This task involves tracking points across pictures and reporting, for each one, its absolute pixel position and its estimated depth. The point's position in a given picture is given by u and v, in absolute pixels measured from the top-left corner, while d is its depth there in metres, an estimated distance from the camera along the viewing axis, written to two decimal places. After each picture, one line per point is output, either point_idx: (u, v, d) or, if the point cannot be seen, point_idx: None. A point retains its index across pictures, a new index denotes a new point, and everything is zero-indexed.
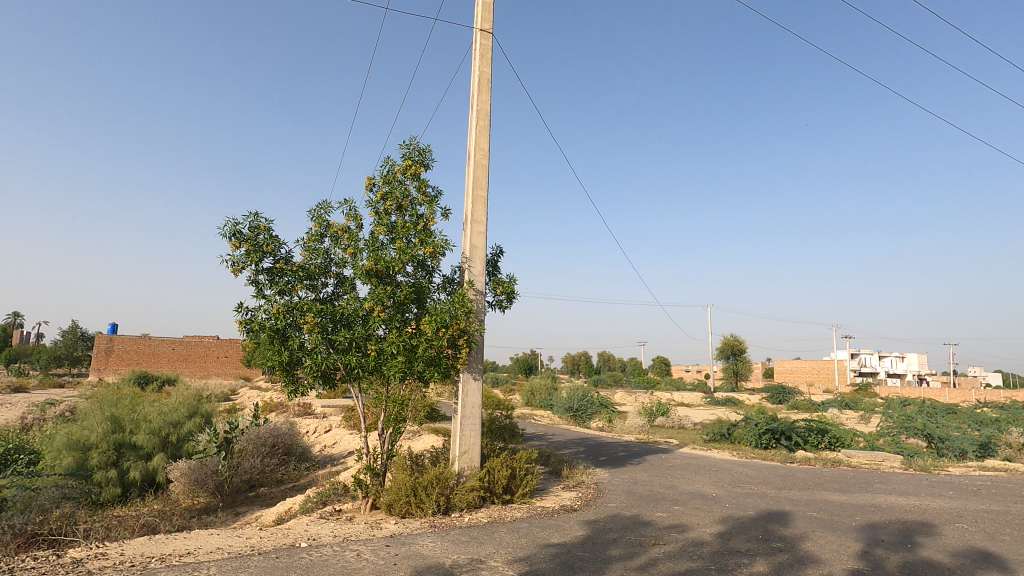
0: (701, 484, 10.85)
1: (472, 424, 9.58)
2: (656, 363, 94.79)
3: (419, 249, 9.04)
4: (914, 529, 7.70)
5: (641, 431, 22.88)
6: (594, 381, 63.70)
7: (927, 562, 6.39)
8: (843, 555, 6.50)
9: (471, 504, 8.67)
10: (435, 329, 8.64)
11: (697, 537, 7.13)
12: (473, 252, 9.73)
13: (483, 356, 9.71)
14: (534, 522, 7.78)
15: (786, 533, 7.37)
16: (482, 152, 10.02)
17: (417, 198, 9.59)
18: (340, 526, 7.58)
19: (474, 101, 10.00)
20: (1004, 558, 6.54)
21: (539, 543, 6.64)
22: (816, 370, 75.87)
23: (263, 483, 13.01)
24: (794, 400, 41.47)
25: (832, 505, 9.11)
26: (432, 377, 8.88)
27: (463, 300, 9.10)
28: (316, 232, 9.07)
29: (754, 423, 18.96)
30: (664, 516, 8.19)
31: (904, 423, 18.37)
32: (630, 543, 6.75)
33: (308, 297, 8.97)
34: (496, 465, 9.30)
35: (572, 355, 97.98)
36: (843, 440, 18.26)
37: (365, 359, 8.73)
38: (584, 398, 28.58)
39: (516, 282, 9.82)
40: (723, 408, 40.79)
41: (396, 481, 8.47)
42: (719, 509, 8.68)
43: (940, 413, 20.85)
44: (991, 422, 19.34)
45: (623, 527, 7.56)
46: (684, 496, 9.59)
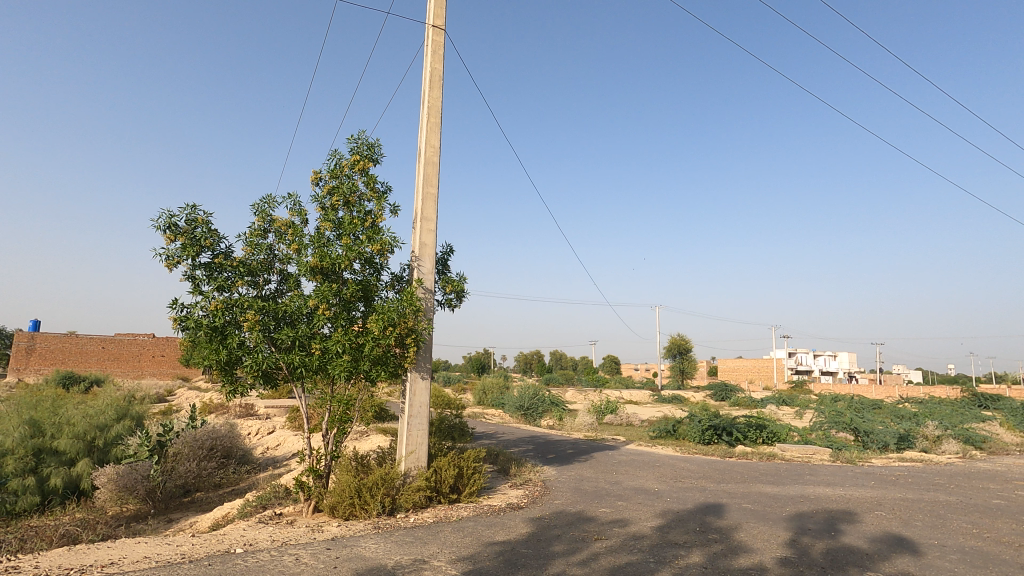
0: (644, 479, 11.15)
1: (419, 424, 9.49)
2: (606, 363, 97.04)
3: (366, 246, 8.97)
4: (838, 517, 8.18)
5: (589, 429, 23.28)
6: (546, 381, 64.26)
7: (848, 547, 6.80)
8: (773, 544, 6.83)
9: (417, 504, 8.62)
10: (382, 328, 8.59)
11: (638, 531, 7.34)
12: (423, 251, 9.67)
13: (432, 355, 9.65)
14: (480, 521, 7.77)
15: (721, 524, 7.69)
16: (432, 149, 9.98)
17: (365, 194, 9.49)
18: (279, 530, 7.34)
19: (425, 99, 9.95)
20: (915, 542, 7.06)
21: (484, 542, 6.64)
22: (756, 369, 79.42)
23: (199, 488, 12.44)
24: (735, 398, 43.22)
25: (766, 497, 9.56)
26: (379, 376, 8.82)
27: (412, 298, 9.04)
28: (259, 227, 8.81)
29: (698, 420, 19.68)
30: (608, 511, 8.37)
31: (834, 419, 19.75)
32: (573, 539, 6.86)
33: (249, 294, 8.67)
34: (443, 464, 9.27)
35: (525, 355, 98.63)
36: (779, 435, 19.36)
37: (309, 360, 8.53)
38: (534, 398, 28.81)
39: (465, 281, 9.88)
40: (670, 408, 39.56)
41: (340, 483, 8.32)
42: (660, 504, 8.96)
43: (865, 408, 22.28)
44: (910, 416, 20.81)
45: (567, 522, 7.69)
46: (627, 492, 9.82)
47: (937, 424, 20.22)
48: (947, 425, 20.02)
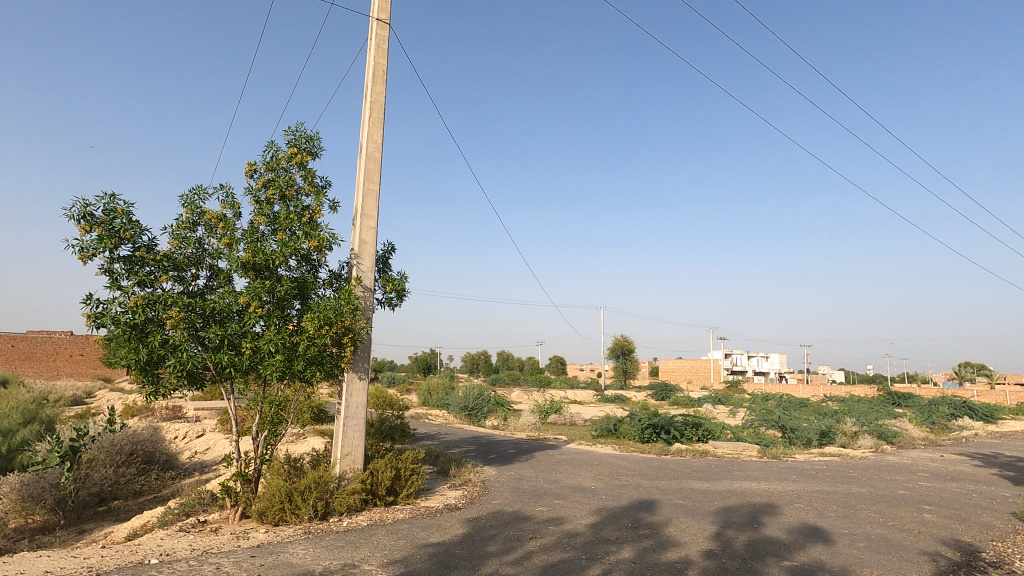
0: (582, 477, 11.35)
1: (356, 425, 9.28)
2: (552, 363, 98.25)
3: (303, 242, 8.67)
4: (760, 510, 8.61)
5: (533, 429, 23.49)
6: (493, 381, 64.38)
7: (767, 539, 7.18)
8: (699, 537, 7.11)
9: (352, 508, 8.42)
10: (318, 327, 8.33)
11: (572, 529, 7.46)
12: (363, 248, 9.46)
13: (370, 355, 9.45)
14: (415, 523, 7.67)
15: (652, 520, 7.94)
16: (374, 144, 9.78)
17: (303, 188, 9.19)
18: (201, 538, 6.99)
19: (367, 92, 9.72)
20: (828, 531, 7.53)
21: (418, 544, 6.57)
22: (694, 369, 82.54)
23: (117, 496, 11.65)
24: (673, 398, 44.78)
25: (696, 492, 9.94)
26: (314, 377, 8.55)
27: (351, 297, 8.83)
28: (187, 219, 8.36)
29: (638, 419, 20.23)
30: (544, 510, 8.46)
31: (764, 417, 20.82)
32: (508, 539, 6.88)
33: (174, 290, 8.21)
34: (380, 466, 9.10)
35: (472, 355, 98.35)
36: (713, 432, 20.19)
37: (239, 360, 8.17)
38: (478, 398, 28.76)
39: (406, 279, 9.74)
40: (610, 408, 40.29)
41: (270, 487, 8.01)
42: (596, 501, 9.14)
43: (792, 406, 23.60)
44: (831, 414, 22.21)
45: (503, 522, 7.71)
46: (565, 490, 9.97)
47: (855, 420, 21.68)
48: (863, 422, 21.48)
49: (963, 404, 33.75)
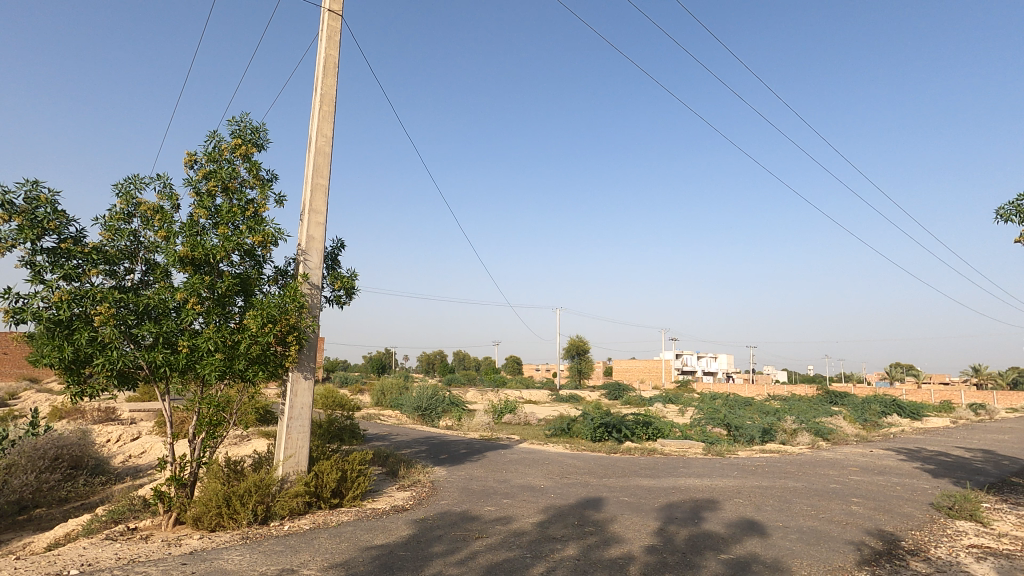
0: (532, 476, 11.42)
1: (300, 426, 9.01)
2: (509, 363, 98.49)
3: (246, 236, 8.36)
4: (702, 505, 8.89)
5: (486, 429, 23.47)
6: (448, 381, 63.99)
7: (707, 533, 7.41)
8: (642, 533, 7.27)
9: (294, 511, 8.18)
10: (261, 325, 8.05)
11: (519, 527, 7.48)
12: (310, 244, 9.20)
13: (317, 354, 9.21)
14: (360, 525, 7.53)
15: (598, 517, 8.06)
16: (324, 138, 9.54)
17: (247, 181, 8.87)
18: (128, 547, 6.62)
19: (317, 84, 9.46)
20: (763, 525, 7.85)
21: (361, 547, 6.44)
22: (647, 369, 84.51)
23: (39, 504, 10.91)
24: (626, 397, 45.69)
25: (642, 489, 10.17)
26: (256, 376, 8.26)
27: (296, 294, 8.57)
28: (120, 210, 7.91)
29: (590, 418, 20.52)
30: (492, 510, 8.45)
31: (711, 415, 21.51)
32: (454, 539, 6.84)
33: (104, 284, 7.76)
34: (325, 468, 8.86)
35: (427, 355, 97.43)
36: (662, 430, 20.71)
37: (175, 359, 7.80)
38: (432, 398, 28.49)
39: (356, 277, 9.55)
40: (563, 408, 40.54)
41: (206, 491, 7.68)
42: (544, 500, 9.21)
43: (737, 405, 24.49)
44: (773, 412, 23.18)
45: (450, 523, 7.65)
46: (514, 490, 10.00)
47: (794, 418, 22.69)
48: (802, 419, 22.50)
49: (892, 402, 35.89)
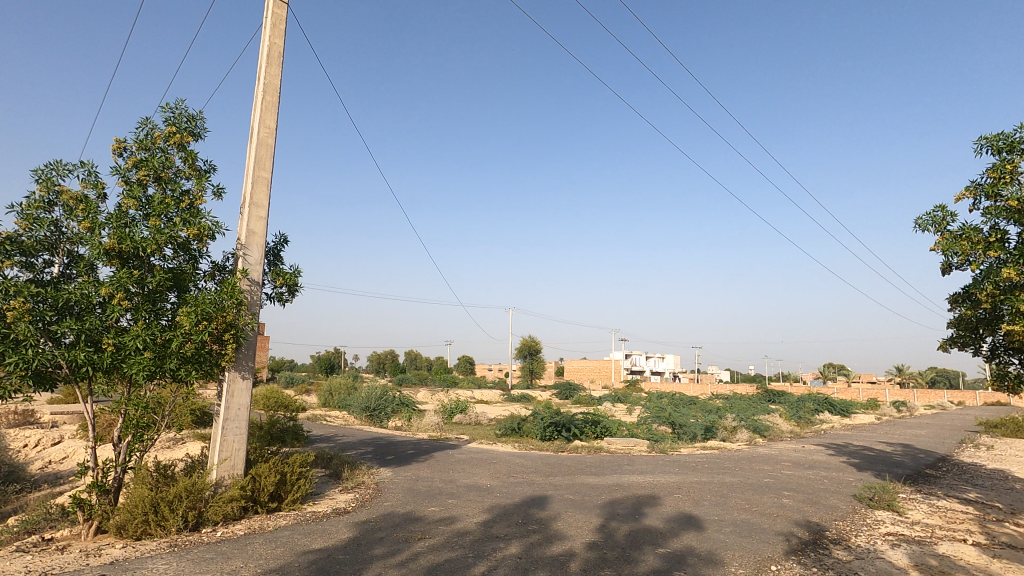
0: (479, 476, 11.39)
1: (236, 427, 8.65)
2: (461, 364, 98.02)
3: (181, 229, 7.96)
4: (643, 501, 9.12)
5: (435, 429, 23.26)
6: (399, 381, 63.05)
7: (646, 528, 7.60)
8: (584, 530, 7.39)
9: (228, 516, 7.85)
10: (195, 322, 7.67)
11: (462, 527, 7.45)
12: (250, 239, 8.85)
13: (255, 353, 8.87)
14: (298, 529, 7.30)
15: (542, 515, 8.13)
16: (267, 130, 9.20)
17: (182, 171, 8.45)
18: (41, 559, 6.18)
19: (260, 74, 9.12)
20: (700, 519, 8.13)
21: (297, 551, 6.24)
22: (597, 369, 86.02)
23: None
24: (576, 396, 46.32)
25: (587, 487, 10.34)
26: (189, 376, 7.87)
27: (234, 290, 8.22)
28: (39, 197, 7.37)
29: (540, 418, 20.67)
30: (436, 510, 8.38)
31: (656, 414, 22.07)
32: (396, 541, 6.73)
33: (20, 278, 7.20)
34: (263, 471, 8.54)
35: (378, 355, 95.67)
36: (610, 429, 21.10)
37: (98, 358, 7.33)
38: (381, 398, 27.98)
39: (299, 274, 9.26)
40: (513, 408, 40.52)
41: (132, 498, 7.26)
42: (490, 499, 9.21)
43: (682, 403, 25.26)
44: (715, 410, 24.04)
45: (392, 524, 7.53)
46: (460, 490, 9.95)
47: (735, 416, 23.62)
48: (741, 417, 23.44)
49: (824, 400, 37.94)
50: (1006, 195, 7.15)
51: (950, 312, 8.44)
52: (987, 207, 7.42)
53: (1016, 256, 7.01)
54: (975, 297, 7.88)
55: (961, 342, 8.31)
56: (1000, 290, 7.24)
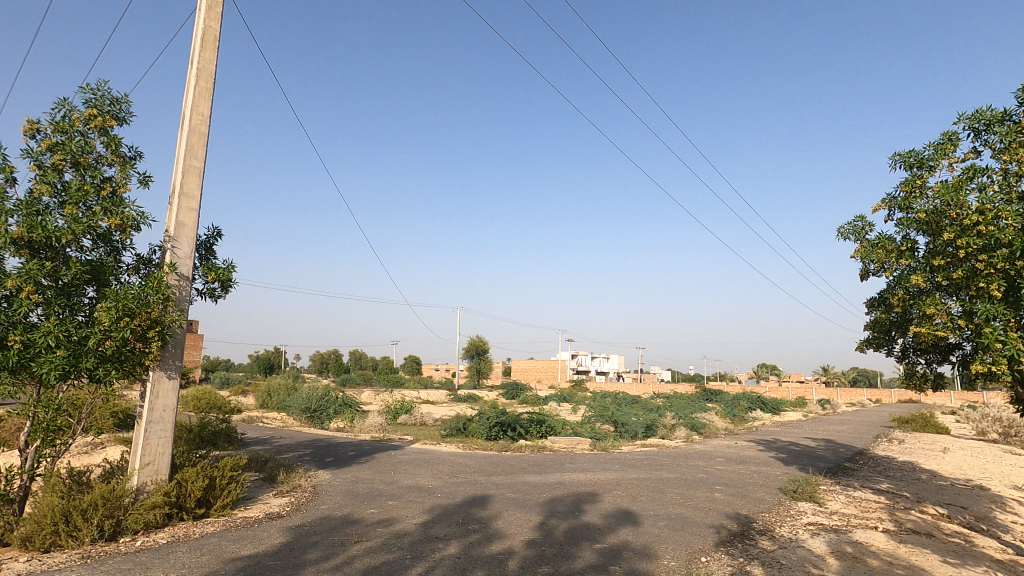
0: (421, 477, 11.26)
1: (161, 430, 8.16)
2: (407, 363, 96.74)
3: (101, 219, 7.44)
4: (583, 498, 9.29)
5: (379, 430, 22.83)
6: (343, 381, 61.50)
7: (585, 524, 7.74)
8: (524, 528, 7.44)
9: (150, 524, 7.39)
10: (115, 318, 7.19)
11: (401, 529, 7.34)
12: (179, 231, 8.38)
13: (183, 352, 8.41)
14: (226, 536, 6.98)
15: (483, 514, 8.13)
16: (200, 117, 8.75)
17: (104, 157, 7.91)
18: None
19: (193, 58, 8.65)
20: (637, 514, 8.36)
21: (225, 559, 5.96)
22: (544, 369, 86.95)
23: None
24: (523, 395, 46.65)
25: (529, 486, 10.42)
26: (107, 376, 7.36)
27: (160, 285, 7.76)
28: None
29: (486, 417, 20.66)
30: (375, 512, 8.22)
31: (600, 412, 22.53)
32: (331, 545, 6.55)
33: None
34: (189, 476, 8.10)
35: (320, 355, 92.93)
36: (555, 428, 21.36)
37: (3, 356, 6.74)
38: (323, 398, 27.18)
39: (233, 269, 8.84)
40: (461, 407, 40.52)
41: (40, 507, 6.72)
42: (430, 500, 9.13)
43: (625, 402, 25.90)
44: (656, 408, 24.79)
45: (328, 528, 7.33)
46: (400, 491, 9.81)
47: (674, 414, 24.44)
48: (680, 415, 24.31)
49: (757, 398, 39.95)
50: (916, 208, 7.72)
51: (867, 316, 9.05)
52: (900, 218, 7.99)
53: (924, 264, 7.58)
54: (888, 302, 8.48)
55: (875, 343, 8.93)
56: (910, 295, 7.81)
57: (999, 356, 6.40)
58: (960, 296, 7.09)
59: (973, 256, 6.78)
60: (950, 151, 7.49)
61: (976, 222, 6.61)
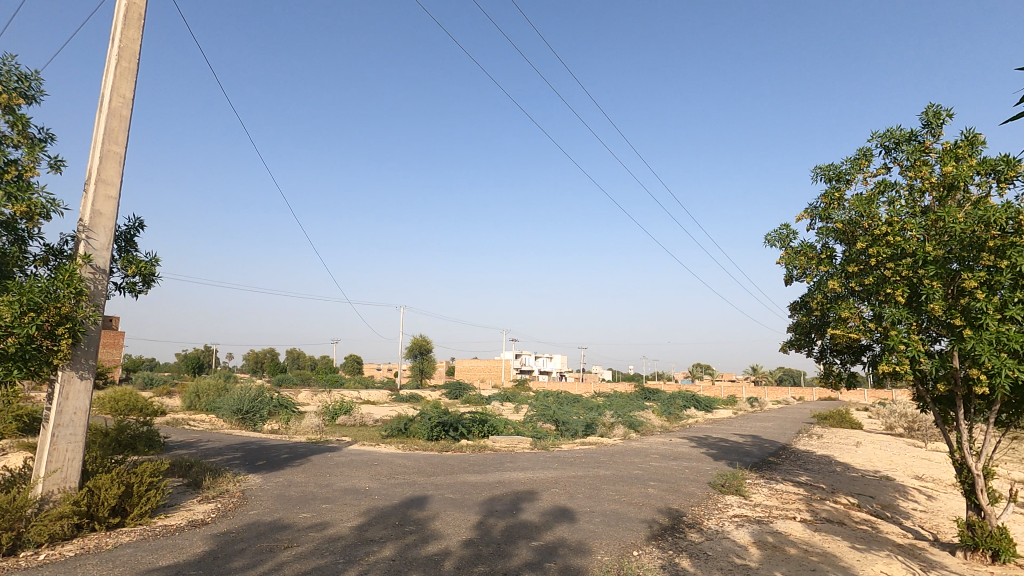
0: (357, 479, 11.00)
1: (71, 435, 7.56)
2: (348, 363, 94.37)
3: (4, 204, 6.81)
4: (522, 497, 9.36)
5: (315, 432, 22.14)
6: (278, 381, 59.22)
7: (523, 523, 7.80)
8: (461, 528, 7.42)
9: (56, 536, 6.84)
10: (19, 313, 6.60)
11: (335, 533, 7.14)
12: (96, 221, 7.80)
13: (98, 350, 7.84)
14: (143, 546, 6.56)
15: (420, 516, 8.04)
16: (121, 99, 8.18)
17: (9, 137, 7.24)
18: None
19: (114, 36, 8.06)
20: (573, 511, 8.50)
21: (140, 571, 5.60)
22: (488, 369, 87.05)
23: None
24: (466, 395, 46.55)
25: (468, 486, 10.39)
26: (8, 376, 6.74)
27: (72, 278, 7.19)
28: None
29: (428, 418, 20.44)
30: (308, 516, 7.96)
31: (541, 412, 22.79)
32: (258, 552, 6.29)
33: None
34: (103, 483, 7.56)
35: (255, 354, 89.07)
36: (496, 428, 21.42)
37: None
38: (256, 399, 26.05)
39: (157, 263, 8.33)
40: (403, 407, 39.97)
41: None
42: (366, 502, 8.93)
43: (566, 401, 26.32)
44: (596, 407, 25.34)
45: (256, 534, 7.03)
46: (335, 494, 9.54)
47: (613, 413, 25.06)
48: (619, 413, 24.95)
49: (691, 397, 41.66)
50: (834, 218, 8.26)
51: (790, 318, 9.61)
52: (820, 227, 8.53)
53: (840, 271, 8.11)
54: (809, 305, 9.03)
55: (797, 344, 9.49)
56: (828, 299, 8.34)
57: (903, 357, 6.93)
58: (871, 301, 7.64)
59: (882, 264, 7.32)
60: (864, 166, 8.06)
61: (885, 233, 7.14)
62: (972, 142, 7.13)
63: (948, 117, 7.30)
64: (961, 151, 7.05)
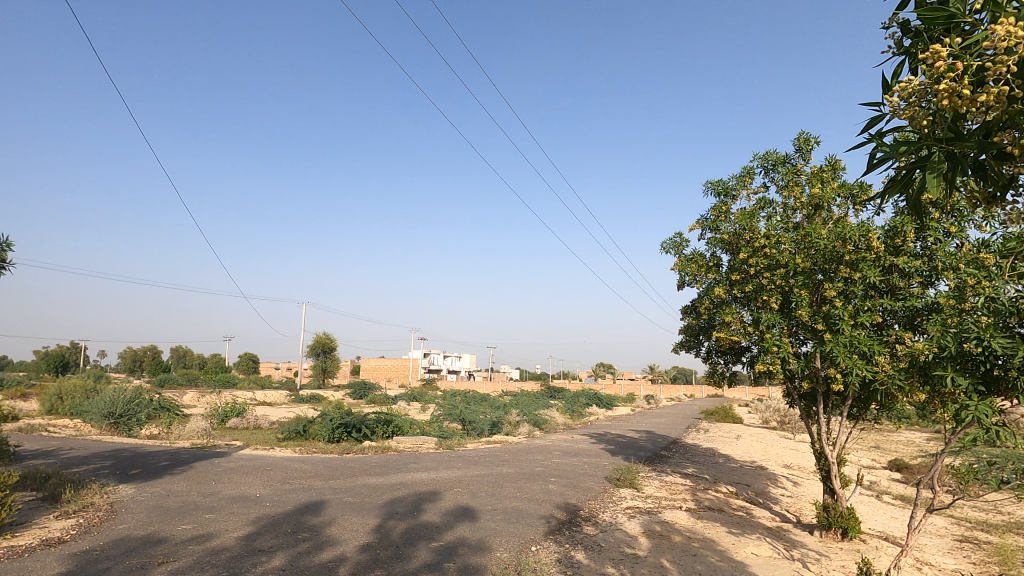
0: (247, 485, 10.33)
1: None
2: (243, 361, 88.33)
3: None
4: (424, 498, 9.26)
5: (202, 436, 20.48)
6: (160, 381, 54.14)
7: (423, 524, 7.71)
8: (359, 533, 7.20)
9: None
10: None
11: (218, 544, 6.65)
12: None
13: None
14: None
15: (315, 522, 7.70)
16: None
17: None
18: None
19: None
20: (475, 510, 8.55)
21: None
22: (395, 368, 85.21)
23: None
24: (371, 395, 45.28)
25: (368, 488, 10.10)
26: None
27: None
28: None
29: (329, 419, 19.60)
30: (188, 528, 7.35)
31: (448, 411, 22.66)
32: (126, 570, 5.71)
33: None
34: None
35: (133, 352, 80.75)
36: (401, 428, 21.02)
37: None
38: (132, 402, 23.59)
39: (9, 249, 7.31)
40: (303, 408, 38.08)
41: None
42: (256, 510, 8.41)
43: (473, 400, 26.40)
44: (502, 406, 25.65)
45: (124, 551, 6.38)
46: (221, 502, 8.89)
47: (519, 411, 25.50)
48: (524, 412, 25.39)
49: (594, 394, 43.43)
50: (721, 230, 8.98)
51: (681, 321, 10.31)
52: (709, 238, 9.23)
53: (725, 279, 8.83)
54: (698, 310, 9.75)
55: (687, 345, 10.20)
56: (714, 304, 9.04)
57: (776, 357, 7.69)
58: (750, 307, 8.38)
59: (760, 273, 8.05)
60: (748, 183, 8.83)
61: (763, 245, 7.86)
62: (834, 167, 8.04)
63: (816, 143, 8.19)
64: (825, 174, 7.93)
